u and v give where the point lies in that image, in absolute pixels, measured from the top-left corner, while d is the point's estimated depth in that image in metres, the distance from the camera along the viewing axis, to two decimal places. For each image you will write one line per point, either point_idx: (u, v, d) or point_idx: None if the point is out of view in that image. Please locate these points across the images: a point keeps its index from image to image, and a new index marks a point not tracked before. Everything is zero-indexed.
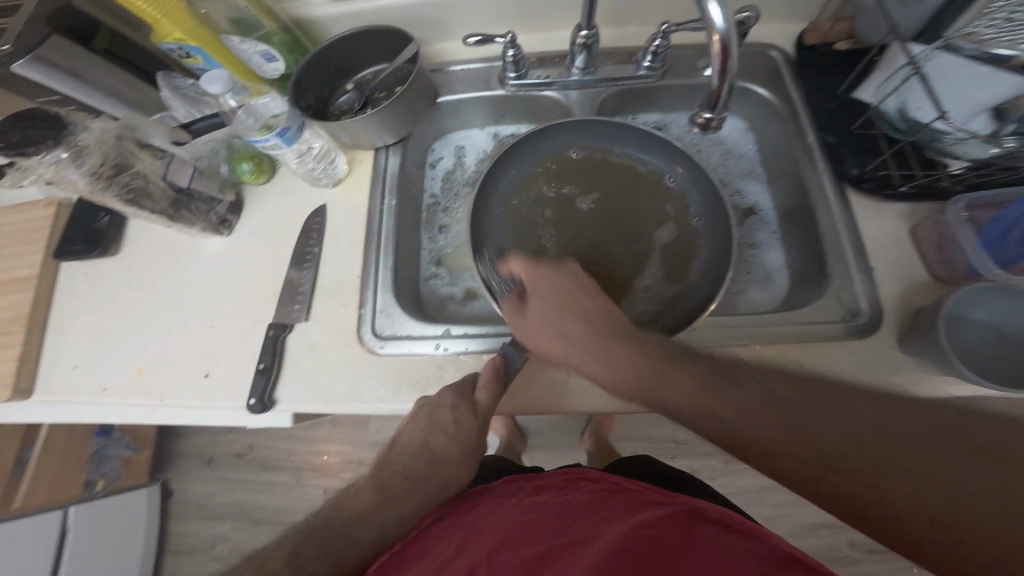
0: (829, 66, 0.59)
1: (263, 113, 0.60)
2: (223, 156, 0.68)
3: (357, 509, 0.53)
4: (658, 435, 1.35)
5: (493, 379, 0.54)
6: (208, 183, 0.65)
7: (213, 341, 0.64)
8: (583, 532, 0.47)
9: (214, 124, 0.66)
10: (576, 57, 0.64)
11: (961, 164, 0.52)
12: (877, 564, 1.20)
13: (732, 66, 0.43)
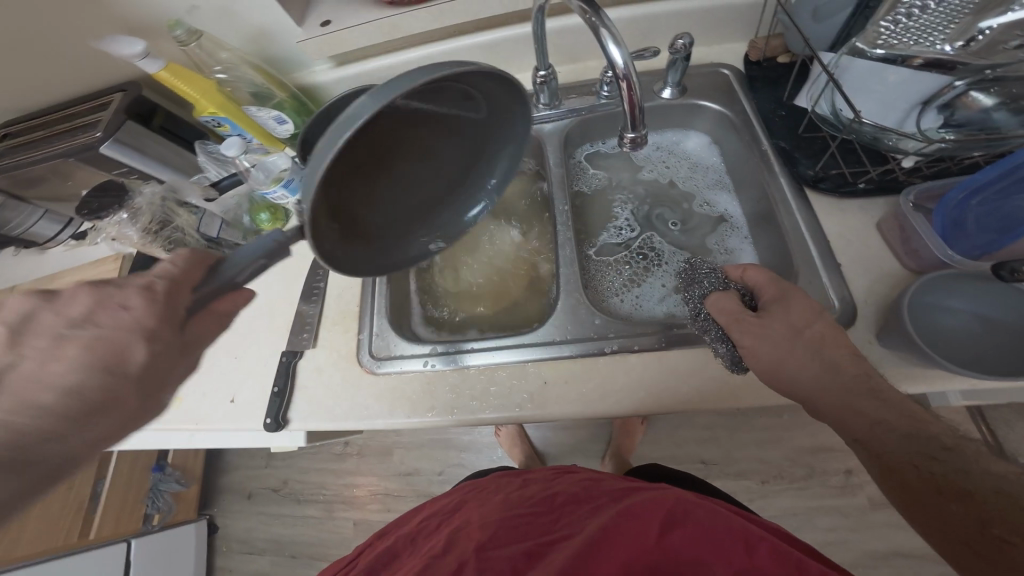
0: (776, 78, 0.63)
1: (273, 168, 0.69)
2: (245, 208, 0.76)
3: None
4: (684, 455, 1.30)
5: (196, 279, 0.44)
6: (232, 232, 0.75)
7: (239, 369, 0.72)
8: (569, 528, 0.49)
9: (236, 181, 0.73)
10: (539, 95, 0.70)
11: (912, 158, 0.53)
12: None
13: (637, 96, 0.45)
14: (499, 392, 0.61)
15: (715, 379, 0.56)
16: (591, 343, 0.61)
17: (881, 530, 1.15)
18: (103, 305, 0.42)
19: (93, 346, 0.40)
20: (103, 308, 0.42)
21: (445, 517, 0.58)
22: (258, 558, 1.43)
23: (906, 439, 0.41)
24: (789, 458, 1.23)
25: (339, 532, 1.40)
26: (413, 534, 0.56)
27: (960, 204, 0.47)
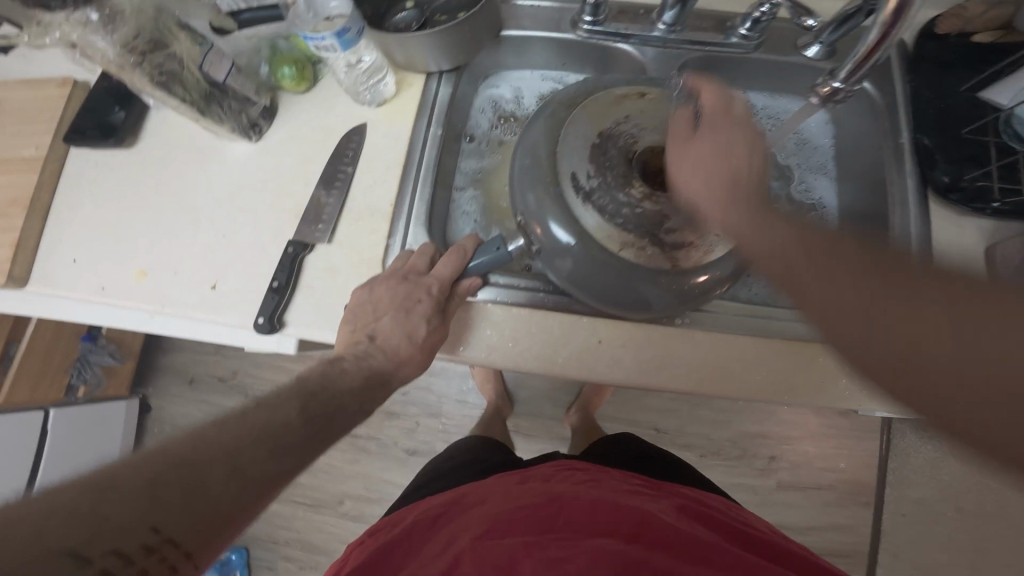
0: (950, 62, 0.56)
1: (323, 11, 0.55)
2: (264, 56, 0.61)
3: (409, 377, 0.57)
4: (642, 421, 1.33)
5: (457, 260, 0.56)
6: (245, 83, 0.58)
7: (226, 253, 0.59)
8: (579, 524, 0.45)
9: (263, 17, 0.57)
10: (666, 11, 0.60)
11: None
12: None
13: (895, 33, 0.41)
14: (542, 338, 0.56)
15: (772, 375, 0.53)
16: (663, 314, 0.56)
17: (775, 507, 1.25)
18: (406, 301, 0.54)
19: (407, 336, 0.55)
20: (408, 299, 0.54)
21: (445, 509, 0.53)
22: None
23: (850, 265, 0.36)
24: (731, 439, 1.29)
25: None
26: (413, 522, 0.53)
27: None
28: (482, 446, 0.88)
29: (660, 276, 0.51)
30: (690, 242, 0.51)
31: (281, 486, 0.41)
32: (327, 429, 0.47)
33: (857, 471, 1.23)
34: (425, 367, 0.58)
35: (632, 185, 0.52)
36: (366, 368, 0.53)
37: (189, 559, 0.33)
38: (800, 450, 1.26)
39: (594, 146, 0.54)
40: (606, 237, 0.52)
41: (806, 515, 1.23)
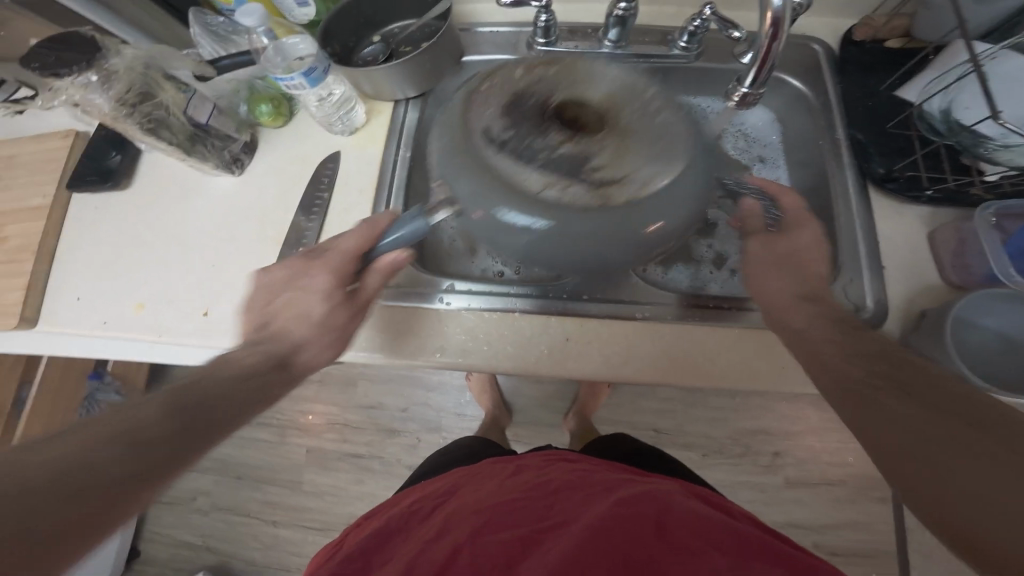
0: (870, 63, 0.61)
1: (291, 52, 0.58)
2: (243, 97, 0.66)
3: (317, 358, 0.52)
4: (641, 423, 1.33)
5: (362, 233, 0.50)
6: (226, 122, 0.63)
7: (215, 280, 0.62)
8: (566, 514, 0.46)
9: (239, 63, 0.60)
10: (610, 30, 0.64)
11: (1000, 171, 0.53)
12: (833, 566, 1.19)
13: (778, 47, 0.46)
14: (516, 340, 0.60)
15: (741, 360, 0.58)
16: (626, 307, 0.61)
17: (785, 506, 1.24)
18: (308, 283, 0.49)
19: (297, 320, 0.50)
20: (303, 281, 0.50)
21: (439, 500, 0.56)
22: (199, 476, 1.39)
23: (868, 408, 0.39)
24: (732, 438, 1.29)
25: (291, 458, 1.38)
26: (406, 514, 0.55)
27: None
28: (478, 444, 0.89)
29: (586, 216, 0.40)
30: (621, 180, 0.39)
31: (190, 459, 0.38)
32: (244, 394, 0.45)
33: (864, 465, 1.23)
34: (337, 352, 0.53)
35: (552, 130, 0.40)
36: (266, 352, 0.49)
37: (54, 547, 0.30)
38: (803, 445, 1.26)
39: (507, 95, 0.42)
40: (524, 180, 0.40)
41: (816, 513, 1.22)
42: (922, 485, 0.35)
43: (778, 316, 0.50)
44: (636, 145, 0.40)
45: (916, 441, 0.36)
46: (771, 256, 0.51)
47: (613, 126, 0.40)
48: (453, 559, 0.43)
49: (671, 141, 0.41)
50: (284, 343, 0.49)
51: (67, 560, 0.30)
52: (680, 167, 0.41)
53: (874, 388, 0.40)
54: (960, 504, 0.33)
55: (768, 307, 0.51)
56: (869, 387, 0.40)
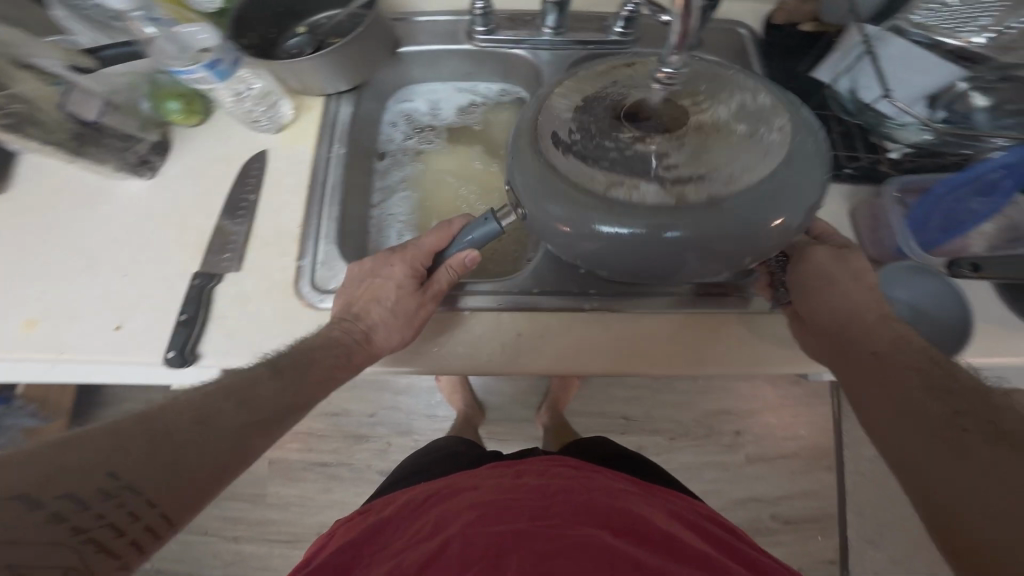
0: (791, 46, 0.63)
1: (188, 42, 0.54)
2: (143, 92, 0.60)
3: (390, 342, 0.53)
4: (609, 411, 1.35)
5: (443, 228, 0.57)
6: (122, 119, 0.58)
7: (126, 293, 0.56)
8: (561, 517, 0.45)
9: (125, 54, 0.56)
10: (547, 15, 0.64)
11: (900, 148, 0.57)
12: (792, 533, 1.26)
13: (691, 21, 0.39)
14: (467, 340, 0.59)
15: (693, 346, 0.59)
16: (575, 298, 0.61)
17: (747, 481, 1.30)
18: (392, 271, 0.55)
19: (373, 304, 0.54)
20: (382, 268, 0.55)
21: (436, 492, 0.54)
22: None
23: (937, 438, 0.38)
24: (695, 419, 1.33)
25: (251, 472, 1.32)
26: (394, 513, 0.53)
27: (939, 199, 0.52)
28: (460, 443, 0.88)
29: (667, 214, 0.40)
30: (701, 174, 0.40)
31: (264, 444, 0.43)
32: (307, 388, 0.49)
33: (815, 436, 1.31)
34: (404, 337, 0.54)
35: (623, 129, 0.42)
36: (333, 352, 0.51)
37: (157, 506, 0.35)
38: (760, 421, 1.32)
39: (578, 107, 0.45)
40: (593, 181, 0.42)
41: (775, 485, 1.29)
42: (933, 497, 0.37)
43: (848, 338, 0.48)
44: (715, 142, 0.41)
45: (934, 467, 0.37)
46: (829, 269, 0.51)
47: (712, 127, 0.42)
48: (441, 553, 0.43)
49: (761, 119, 0.43)
50: (360, 325, 0.53)
51: (168, 516, 0.35)
52: (772, 157, 0.41)
53: (960, 431, 0.38)
54: (972, 532, 0.34)
55: (837, 326, 0.49)
56: (952, 425, 0.38)
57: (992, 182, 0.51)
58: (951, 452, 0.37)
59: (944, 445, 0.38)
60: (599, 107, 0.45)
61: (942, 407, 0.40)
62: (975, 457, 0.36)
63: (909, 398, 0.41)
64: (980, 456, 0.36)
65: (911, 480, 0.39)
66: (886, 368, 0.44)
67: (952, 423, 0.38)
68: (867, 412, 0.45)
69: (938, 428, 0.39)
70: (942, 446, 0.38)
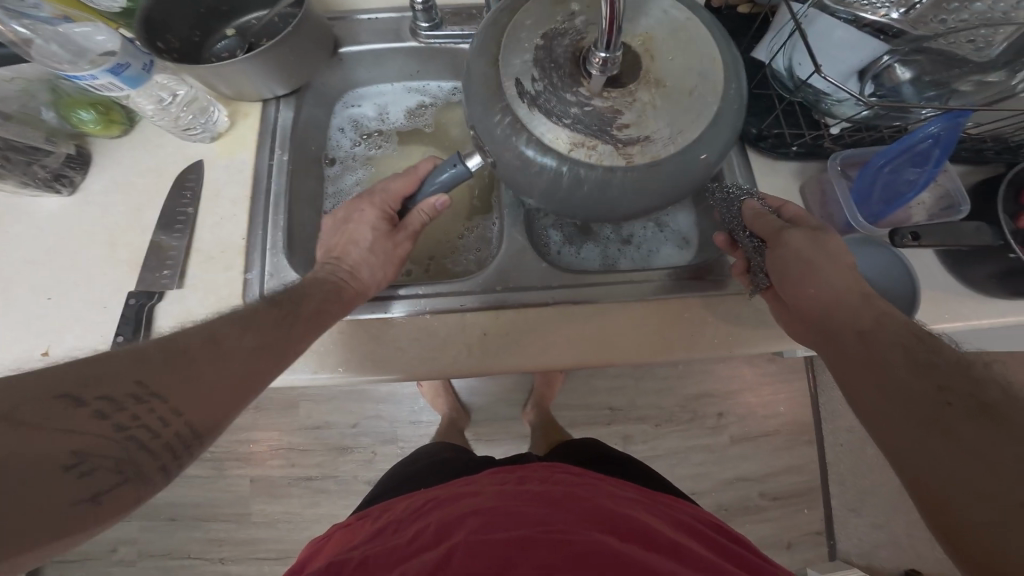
0: (731, 30, 0.65)
1: (87, 47, 0.51)
2: (44, 99, 0.56)
3: (373, 279, 0.57)
4: (594, 403, 1.36)
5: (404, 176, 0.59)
6: (24, 132, 0.54)
7: (53, 317, 0.53)
8: (564, 522, 0.44)
9: (8, 57, 0.51)
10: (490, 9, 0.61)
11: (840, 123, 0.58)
12: (779, 509, 1.29)
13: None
14: (428, 344, 0.58)
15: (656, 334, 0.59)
16: (540, 293, 0.60)
17: (733, 461, 1.32)
18: (361, 215, 0.58)
19: (351, 242, 0.58)
20: (353, 214, 0.59)
21: (434, 500, 0.52)
22: (123, 524, 1.25)
23: (924, 417, 0.37)
24: (678, 405, 1.34)
25: (232, 492, 1.28)
26: (391, 521, 0.51)
27: (878, 171, 0.54)
28: (453, 450, 0.86)
29: (611, 175, 0.41)
30: (646, 137, 0.40)
31: (278, 365, 0.42)
32: (308, 321, 0.48)
33: (794, 413, 1.33)
34: (387, 273, 0.59)
35: (582, 82, 0.41)
36: (324, 289, 0.52)
37: (182, 418, 0.33)
38: (740, 402, 1.34)
39: (539, 47, 0.42)
40: (550, 135, 0.41)
41: (761, 464, 1.31)
42: (921, 477, 0.36)
43: (834, 320, 0.46)
44: (662, 102, 0.41)
45: (922, 446, 0.37)
46: (810, 256, 0.48)
47: (663, 83, 0.41)
48: (445, 561, 0.40)
49: (710, 78, 0.42)
50: (342, 266, 0.56)
51: (197, 426, 0.34)
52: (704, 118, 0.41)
53: (943, 406, 0.37)
54: (963, 510, 0.33)
55: (820, 311, 0.47)
56: (936, 401, 0.37)
57: (924, 152, 0.52)
58: (938, 432, 0.36)
59: (935, 420, 0.37)
60: (561, 48, 0.42)
61: (926, 382, 0.39)
62: (964, 433, 0.35)
63: (888, 372, 0.41)
64: (971, 433, 0.35)
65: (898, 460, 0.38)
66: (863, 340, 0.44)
67: (936, 397, 0.38)
68: (857, 394, 0.43)
69: (920, 403, 0.38)
70: (928, 424, 0.37)
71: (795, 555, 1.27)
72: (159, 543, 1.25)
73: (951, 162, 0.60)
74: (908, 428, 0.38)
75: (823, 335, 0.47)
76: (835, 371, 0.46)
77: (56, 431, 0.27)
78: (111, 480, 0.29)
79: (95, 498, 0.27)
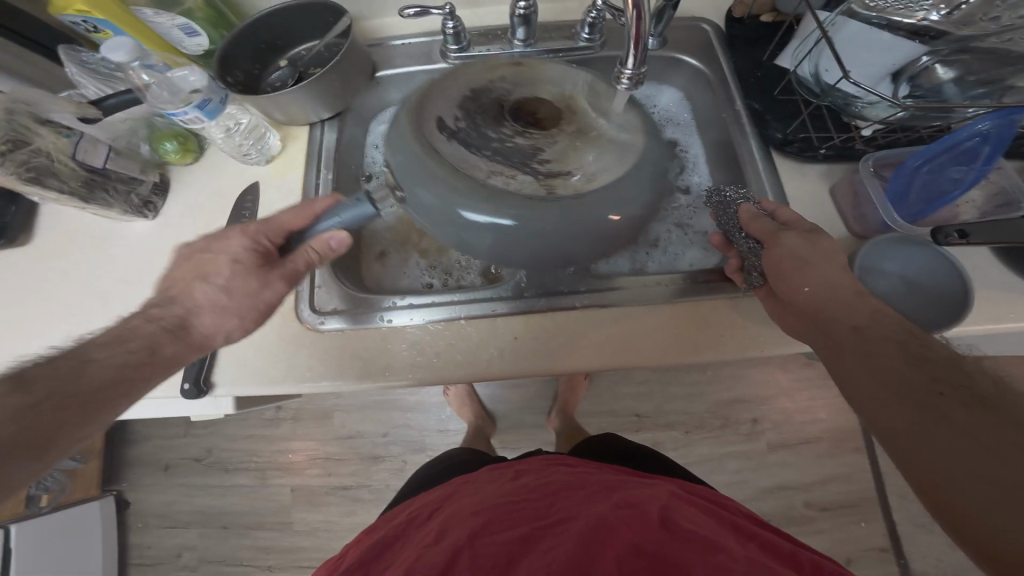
0: (754, 38, 0.66)
1: (182, 87, 0.56)
2: (143, 135, 0.63)
3: (222, 327, 0.50)
4: (621, 409, 1.35)
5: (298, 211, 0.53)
6: (127, 163, 0.61)
7: None
8: (563, 512, 0.46)
9: (128, 101, 0.57)
10: (516, 30, 0.65)
11: (872, 126, 0.58)
12: (829, 519, 1.23)
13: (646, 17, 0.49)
14: (467, 349, 0.60)
15: (688, 336, 0.60)
16: (568, 298, 0.62)
17: (773, 469, 1.27)
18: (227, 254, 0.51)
19: (206, 285, 0.49)
20: (212, 253, 0.51)
21: (439, 503, 0.54)
22: (185, 532, 1.31)
23: (921, 408, 0.39)
24: (709, 410, 1.32)
25: (274, 500, 1.33)
26: (404, 523, 0.53)
27: (916, 170, 0.53)
28: (471, 452, 0.87)
29: (536, 203, 0.48)
30: (563, 169, 0.50)
31: (24, 464, 0.36)
32: (87, 403, 0.41)
33: (836, 417, 1.28)
34: (240, 321, 0.50)
35: (503, 126, 0.53)
36: (123, 354, 0.44)
37: None
38: (777, 406, 1.30)
39: (464, 97, 0.54)
40: (474, 166, 0.50)
41: (803, 471, 1.26)
42: (919, 468, 0.37)
43: (826, 315, 0.47)
44: (579, 145, 0.52)
45: (925, 436, 0.38)
46: (807, 254, 0.50)
47: (572, 130, 0.53)
48: (453, 559, 0.42)
49: (610, 124, 0.53)
50: (185, 306, 0.48)
51: None
52: (628, 159, 0.51)
53: (938, 397, 0.39)
54: (961, 500, 0.35)
55: (814, 306, 0.48)
56: (932, 392, 0.39)
57: (972, 151, 0.52)
58: (940, 423, 0.38)
59: (935, 411, 0.38)
60: (485, 100, 0.54)
61: (924, 374, 0.40)
62: (964, 426, 0.37)
63: (885, 368, 0.42)
64: (971, 423, 0.37)
65: (895, 455, 0.40)
66: (848, 339, 0.45)
67: (934, 389, 0.39)
68: (851, 385, 0.45)
69: (920, 396, 0.40)
70: (930, 416, 0.38)
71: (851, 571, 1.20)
72: (208, 550, 1.30)
73: (1011, 159, 0.59)
74: (910, 422, 0.39)
75: (818, 332, 0.48)
76: (826, 363, 0.48)
77: None
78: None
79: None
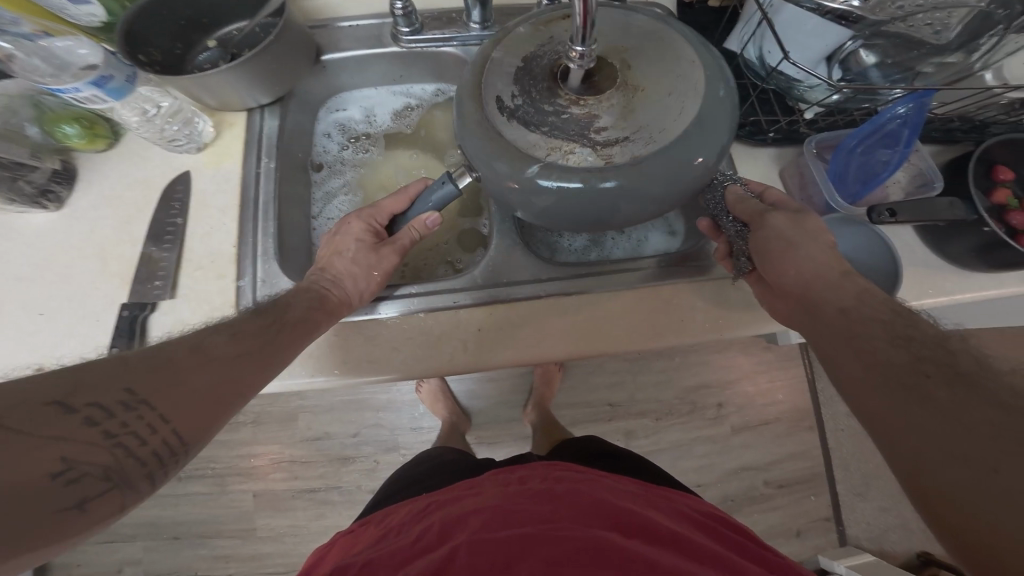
0: (703, 24, 0.66)
1: (70, 60, 0.53)
2: (29, 115, 0.56)
3: (355, 290, 0.56)
4: (594, 400, 1.36)
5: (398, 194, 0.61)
6: (9, 147, 0.54)
7: (47, 333, 0.53)
8: (570, 517, 0.44)
9: None
10: (472, 11, 0.63)
11: (814, 108, 0.60)
12: (785, 496, 1.29)
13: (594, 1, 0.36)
14: (426, 343, 0.58)
15: (650, 324, 0.60)
16: (533, 287, 0.61)
17: (736, 450, 1.33)
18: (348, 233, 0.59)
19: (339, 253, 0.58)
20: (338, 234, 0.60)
21: (435, 502, 0.52)
22: (125, 546, 1.24)
23: (905, 388, 0.39)
24: (678, 397, 1.35)
25: (235, 507, 1.27)
26: (381, 537, 0.50)
27: (851, 151, 0.56)
28: (454, 451, 0.86)
29: (601, 175, 0.40)
30: (626, 138, 0.41)
31: (270, 372, 0.43)
32: (300, 328, 0.48)
33: (793, 399, 1.34)
34: (370, 286, 0.57)
35: (561, 93, 0.42)
36: (309, 298, 0.52)
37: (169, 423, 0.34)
38: (739, 390, 1.35)
39: (517, 66, 0.43)
40: (532, 147, 0.41)
41: (763, 452, 1.32)
42: (905, 453, 0.38)
43: (815, 297, 0.48)
44: (642, 105, 0.41)
45: (910, 418, 0.38)
46: (793, 234, 0.50)
47: (636, 87, 0.42)
48: (452, 557, 0.41)
49: (678, 73, 0.42)
50: (326, 275, 0.56)
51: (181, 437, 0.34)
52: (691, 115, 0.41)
53: (923, 377, 0.39)
54: (942, 484, 0.35)
55: (801, 288, 0.49)
56: (916, 373, 0.40)
57: (894, 133, 0.55)
58: (922, 405, 0.38)
59: (923, 393, 0.38)
60: (537, 65, 0.43)
61: (911, 355, 0.41)
62: (950, 408, 0.37)
63: (877, 354, 0.42)
64: (955, 406, 0.37)
65: (884, 440, 0.40)
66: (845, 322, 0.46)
67: (920, 370, 0.39)
68: (841, 370, 0.45)
69: (905, 379, 0.40)
70: (915, 398, 0.38)
71: (805, 543, 1.27)
72: (161, 562, 1.23)
73: (924, 143, 0.62)
74: (894, 406, 0.39)
75: (809, 313, 0.49)
76: (818, 346, 0.49)
77: (44, 439, 0.28)
78: (93, 490, 0.30)
79: (81, 504, 0.29)
